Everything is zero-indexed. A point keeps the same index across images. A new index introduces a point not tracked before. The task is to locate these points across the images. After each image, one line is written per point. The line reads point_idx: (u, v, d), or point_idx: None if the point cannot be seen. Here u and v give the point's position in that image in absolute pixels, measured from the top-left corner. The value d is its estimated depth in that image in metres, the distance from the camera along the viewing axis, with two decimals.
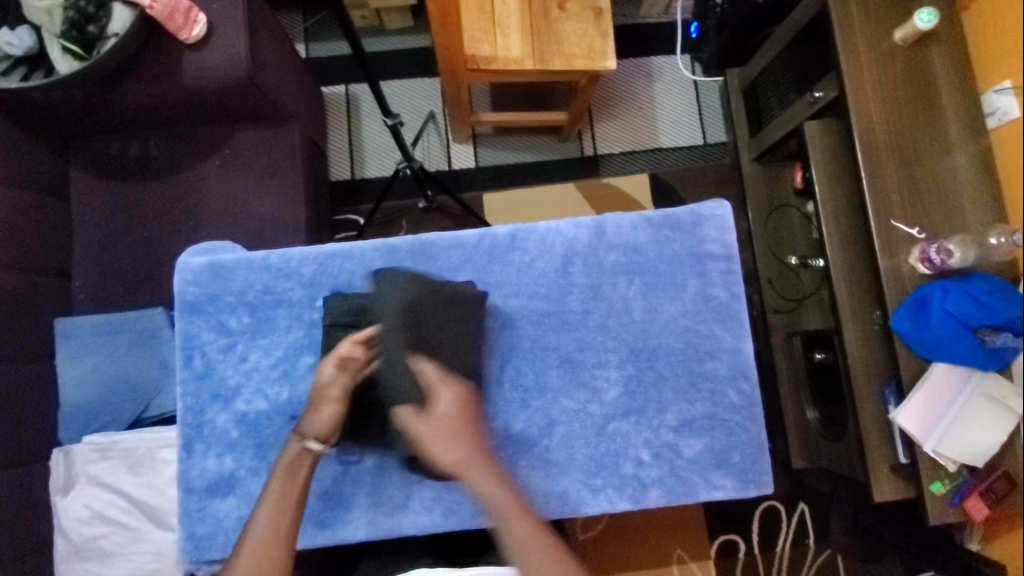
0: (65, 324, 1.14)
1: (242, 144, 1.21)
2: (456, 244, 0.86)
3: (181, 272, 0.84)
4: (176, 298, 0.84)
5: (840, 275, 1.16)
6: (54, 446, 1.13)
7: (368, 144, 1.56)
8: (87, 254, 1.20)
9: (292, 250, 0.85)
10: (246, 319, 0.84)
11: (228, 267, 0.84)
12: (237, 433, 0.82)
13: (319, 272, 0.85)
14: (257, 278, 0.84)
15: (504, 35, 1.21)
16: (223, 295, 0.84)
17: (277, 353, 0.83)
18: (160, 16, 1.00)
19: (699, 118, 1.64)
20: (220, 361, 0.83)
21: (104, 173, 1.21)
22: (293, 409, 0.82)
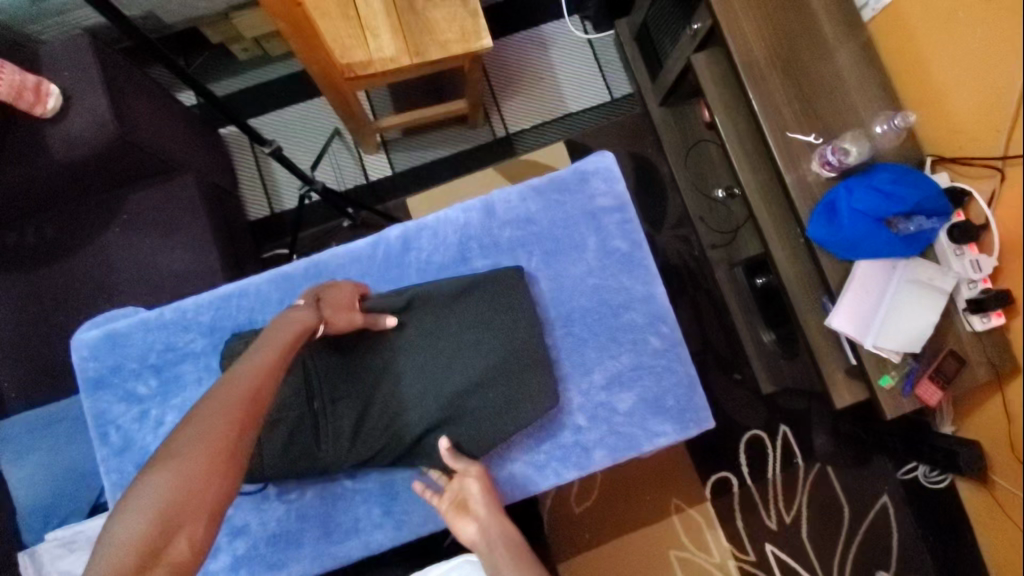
0: (1, 428, 1.11)
1: (139, 205, 1.19)
2: (351, 258, 0.85)
3: (76, 349, 0.82)
4: (78, 378, 0.82)
5: (756, 198, 1.17)
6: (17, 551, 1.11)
7: (279, 177, 1.53)
8: (7, 352, 1.17)
9: (186, 301, 0.83)
10: (153, 382, 0.82)
11: (123, 333, 0.82)
12: None
13: (218, 316, 0.83)
14: (156, 338, 0.83)
15: (374, 36, 1.19)
16: (125, 363, 0.82)
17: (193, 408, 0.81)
18: (8, 97, 0.96)
19: (601, 75, 1.63)
20: (137, 431, 0.81)
21: (4, 267, 1.17)
22: None
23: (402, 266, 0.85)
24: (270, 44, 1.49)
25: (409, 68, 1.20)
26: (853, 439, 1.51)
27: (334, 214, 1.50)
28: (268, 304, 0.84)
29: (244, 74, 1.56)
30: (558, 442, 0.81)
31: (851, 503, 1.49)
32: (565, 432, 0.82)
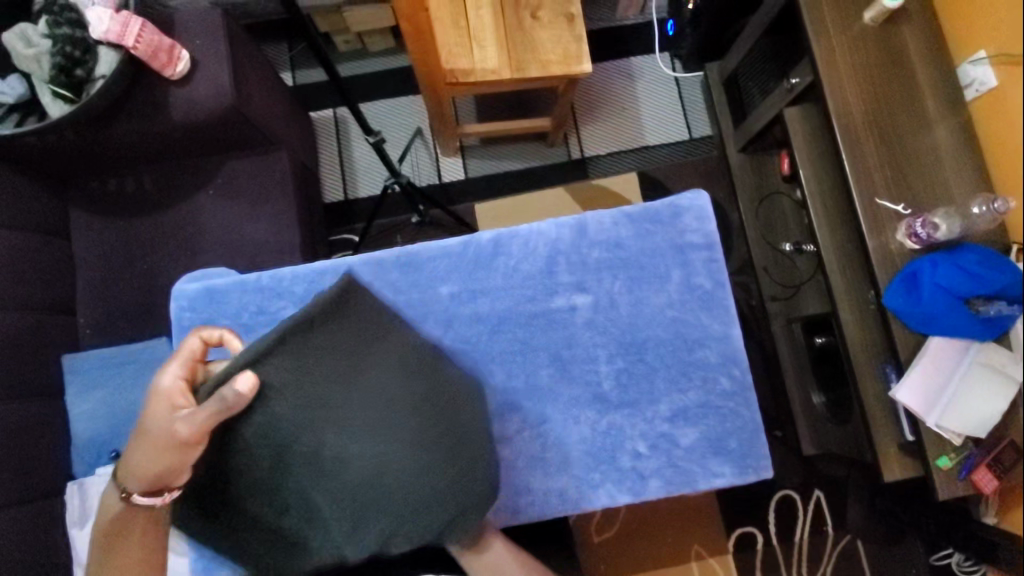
0: (74, 360, 1.17)
1: (234, 173, 1.25)
2: (442, 253, 0.88)
3: (176, 298, 0.86)
4: (173, 324, 0.86)
5: (831, 257, 1.17)
6: (66, 481, 1.15)
7: (359, 165, 1.59)
8: (92, 290, 1.23)
9: (282, 270, 0.87)
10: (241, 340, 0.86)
11: (221, 291, 0.87)
12: None
13: (310, 289, 0.87)
14: (250, 300, 0.87)
15: (479, 47, 1.24)
16: (217, 318, 0.86)
17: None
18: (145, 55, 1.03)
19: (683, 113, 1.65)
20: None
21: (102, 211, 1.24)
22: None
23: (489, 269, 0.87)
24: (372, 39, 1.56)
25: (508, 81, 1.25)
26: (888, 516, 1.47)
27: (405, 208, 1.55)
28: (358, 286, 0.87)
29: (341, 63, 1.63)
30: (615, 465, 0.82)
31: None
32: (623, 456, 0.82)
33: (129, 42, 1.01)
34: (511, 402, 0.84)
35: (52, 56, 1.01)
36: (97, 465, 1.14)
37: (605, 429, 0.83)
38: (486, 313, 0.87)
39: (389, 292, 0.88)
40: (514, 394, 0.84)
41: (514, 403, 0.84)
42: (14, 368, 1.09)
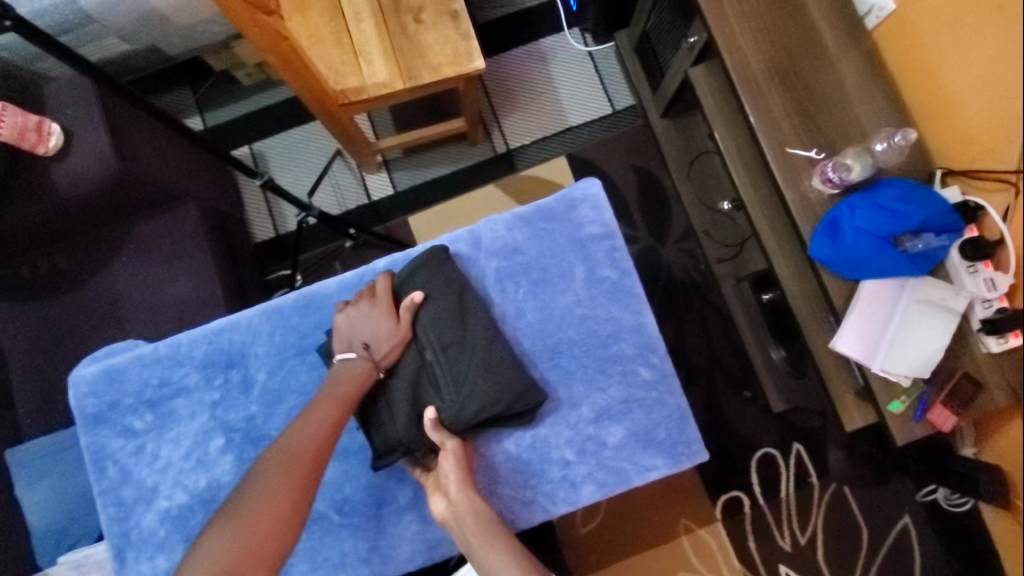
0: (15, 455, 1.15)
1: (146, 235, 1.22)
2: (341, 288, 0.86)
3: (75, 386, 0.83)
4: (76, 413, 0.83)
5: (758, 214, 1.14)
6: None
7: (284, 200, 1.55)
8: (22, 380, 1.21)
9: (179, 336, 0.84)
10: (148, 416, 0.83)
11: (120, 368, 0.84)
12: (164, 531, 0.80)
13: (210, 350, 0.84)
14: (150, 373, 0.83)
15: (367, 62, 1.20)
16: (121, 399, 0.83)
17: (187, 443, 0.82)
18: (11, 139, 1.00)
19: (603, 87, 1.61)
20: (135, 465, 0.82)
21: (20, 297, 1.21)
22: (212, 495, 0.80)
23: None
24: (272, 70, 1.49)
25: (402, 92, 1.21)
26: (870, 458, 1.45)
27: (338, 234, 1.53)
28: (260, 337, 0.84)
29: (247, 99, 1.58)
30: (546, 478, 0.80)
31: (869, 525, 1.43)
32: (553, 468, 0.80)
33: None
34: None
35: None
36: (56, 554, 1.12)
37: (530, 443, 0.81)
38: None
39: (294, 338, 0.84)
40: None
41: None
42: None
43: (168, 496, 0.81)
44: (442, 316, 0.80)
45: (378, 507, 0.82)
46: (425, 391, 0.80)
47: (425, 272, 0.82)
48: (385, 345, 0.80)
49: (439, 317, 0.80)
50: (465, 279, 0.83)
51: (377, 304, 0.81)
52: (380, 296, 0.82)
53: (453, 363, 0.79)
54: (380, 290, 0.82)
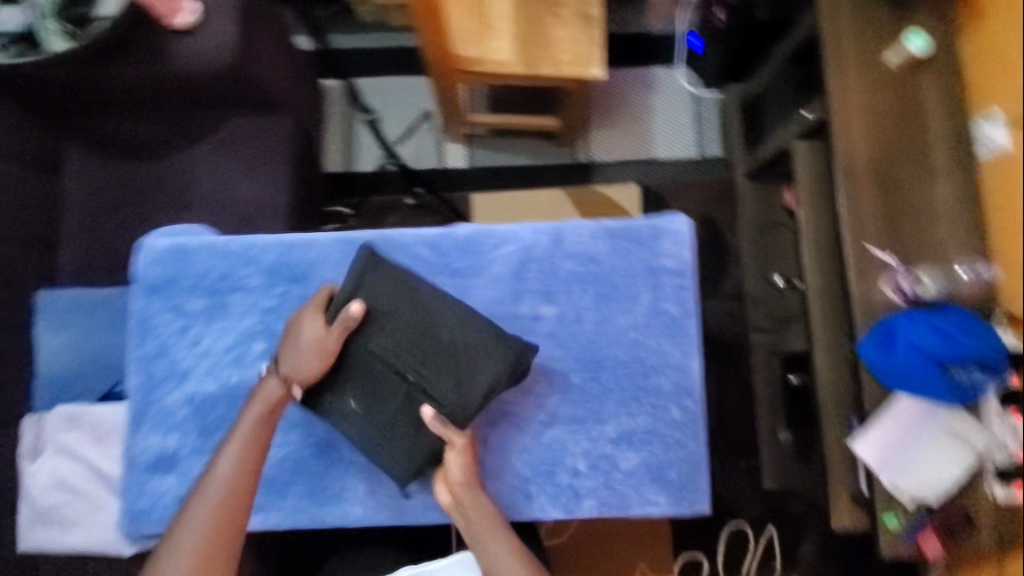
0: (47, 297, 1.17)
1: (235, 130, 1.24)
2: (417, 241, 0.85)
3: (145, 252, 0.85)
4: (138, 277, 0.86)
5: (816, 298, 1.15)
6: (24, 414, 1.16)
7: (366, 143, 1.60)
8: (76, 229, 1.24)
9: (254, 236, 0.86)
10: (202, 302, 0.84)
11: (191, 250, 0.85)
12: (184, 413, 0.82)
13: (279, 260, 0.85)
14: (216, 263, 0.85)
15: (492, 37, 1.22)
16: (182, 278, 0.85)
17: (230, 338, 0.84)
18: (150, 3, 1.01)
19: (697, 132, 1.63)
20: (175, 343, 0.84)
21: (99, 152, 1.24)
22: (240, 394, 0.83)
23: (465, 262, 0.85)
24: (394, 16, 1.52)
25: (517, 75, 1.22)
26: (840, 561, 1.46)
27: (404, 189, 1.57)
28: (329, 262, 0.86)
29: (360, 36, 1.62)
30: (553, 479, 0.82)
31: None
32: (563, 472, 0.82)
33: None
34: None
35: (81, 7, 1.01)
36: (59, 402, 1.15)
37: (548, 442, 0.82)
38: None
39: None
40: None
41: None
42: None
43: (197, 382, 0.83)
44: (405, 331, 0.78)
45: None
46: (405, 395, 0.78)
47: (369, 278, 0.80)
48: (309, 355, 0.77)
49: (403, 335, 0.78)
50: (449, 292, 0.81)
51: (308, 313, 0.79)
52: (311, 305, 0.79)
53: (429, 356, 0.78)
54: (313, 300, 0.80)
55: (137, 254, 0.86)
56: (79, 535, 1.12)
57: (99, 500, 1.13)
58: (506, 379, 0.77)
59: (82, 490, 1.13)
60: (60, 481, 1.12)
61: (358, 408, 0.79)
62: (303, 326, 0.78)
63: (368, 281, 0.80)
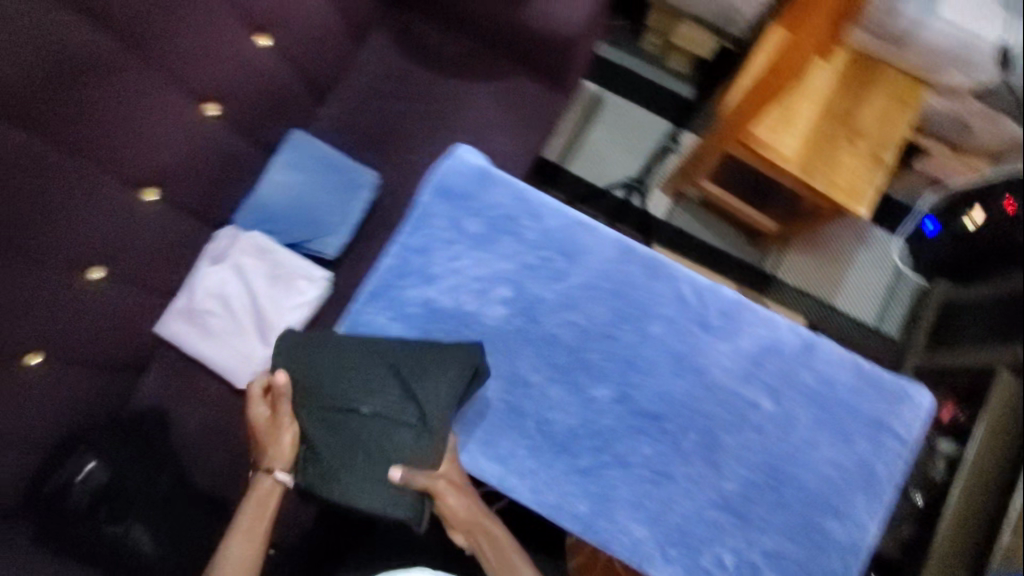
0: (299, 138, 1.26)
1: (521, 86, 1.35)
2: (687, 280, 0.86)
3: (456, 160, 0.90)
4: (436, 177, 0.90)
5: (953, 522, 1.13)
6: (224, 221, 1.23)
7: (601, 158, 1.66)
8: (347, 95, 1.36)
9: (550, 198, 0.89)
10: (479, 229, 0.88)
11: (493, 181, 0.89)
12: (414, 314, 0.86)
13: (560, 230, 0.88)
14: (507, 202, 0.88)
15: (786, 131, 1.24)
16: (473, 199, 0.89)
17: (485, 273, 0.87)
18: None
19: (883, 303, 1.61)
20: (439, 250, 0.87)
21: (402, 43, 1.36)
22: (468, 325, 0.85)
23: (716, 321, 0.85)
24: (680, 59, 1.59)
25: (789, 175, 1.24)
26: None
27: (600, 209, 1.61)
28: (601, 255, 0.87)
29: (635, 58, 1.68)
30: (694, 557, 0.81)
31: None
32: (706, 556, 0.81)
33: None
34: (643, 434, 0.83)
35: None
36: (254, 229, 1.23)
37: (706, 520, 0.82)
38: (681, 355, 0.85)
39: (620, 278, 0.87)
40: (651, 433, 0.83)
41: (649, 437, 0.83)
42: (264, 113, 1.20)
43: (437, 288, 0.86)
44: (362, 372, 0.81)
45: (557, 450, 0.83)
46: (360, 430, 0.80)
47: (305, 350, 0.83)
48: (263, 425, 0.85)
49: (360, 380, 0.81)
50: (444, 364, 0.80)
51: (258, 408, 0.85)
52: (257, 399, 0.86)
53: (376, 388, 0.81)
54: (256, 393, 0.86)
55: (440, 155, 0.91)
56: (216, 350, 1.19)
57: (247, 331, 1.20)
58: (463, 383, 0.80)
59: (237, 316, 1.20)
60: (224, 293, 1.20)
61: (329, 455, 0.80)
62: (258, 416, 0.86)
63: (321, 347, 0.83)
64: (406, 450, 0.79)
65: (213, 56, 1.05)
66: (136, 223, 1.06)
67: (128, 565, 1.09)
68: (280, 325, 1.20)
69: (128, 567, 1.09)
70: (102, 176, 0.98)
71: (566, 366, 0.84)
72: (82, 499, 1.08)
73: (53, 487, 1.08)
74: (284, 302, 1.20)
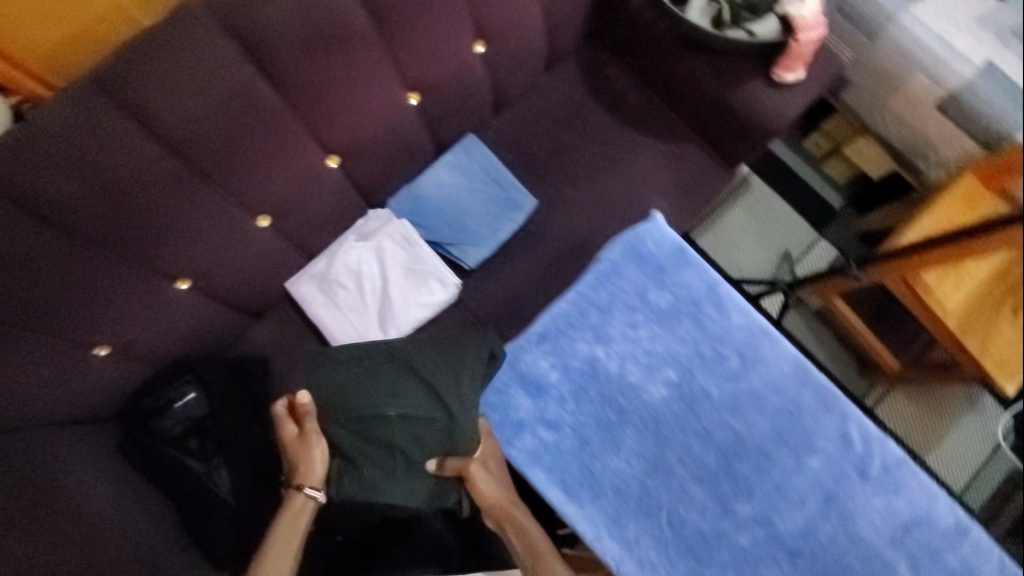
0: (473, 143, 1.27)
1: (691, 157, 1.32)
2: (851, 421, 0.96)
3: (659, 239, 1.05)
4: (640, 250, 1.04)
5: None
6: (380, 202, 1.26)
7: (731, 242, 1.65)
8: (520, 111, 1.34)
9: (739, 302, 1.02)
10: (668, 307, 1.01)
11: (688, 269, 1.04)
12: (588, 364, 1.00)
13: (742, 333, 1.00)
14: (699, 293, 1.02)
15: None
16: (669, 280, 1.03)
17: (662, 348, 1.00)
18: (790, 52, 1.02)
19: (976, 473, 1.53)
20: (625, 315, 1.01)
21: (589, 78, 1.35)
22: (636, 389, 0.98)
23: (868, 469, 0.94)
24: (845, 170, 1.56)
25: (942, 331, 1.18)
26: None
27: None
28: (776, 368, 0.98)
29: (795, 154, 1.67)
30: None
31: None
32: None
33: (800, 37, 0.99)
34: (775, 554, 0.91)
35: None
36: (403, 217, 1.23)
37: None
38: (825, 489, 0.94)
39: (787, 395, 0.97)
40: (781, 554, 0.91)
41: (779, 558, 0.91)
42: (449, 112, 1.20)
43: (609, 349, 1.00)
44: (388, 381, 1.00)
45: (692, 540, 0.92)
46: (395, 428, 0.97)
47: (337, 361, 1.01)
48: (291, 436, 0.99)
49: (385, 391, 0.99)
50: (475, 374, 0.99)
51: (287, 425, 0.99)
52: (285, 416, 1.00)
53: (401, 390, 0.99)
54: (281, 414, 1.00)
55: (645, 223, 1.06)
56: (335, 322, 1.20)
57: (368, 314, 1.20)
58: (481, 363, 0.99)
59: (364, 296, 1.21)
60: (359, 270, 1.20)
61: (363, 460, 0.98)
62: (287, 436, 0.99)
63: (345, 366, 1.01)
64: (436, 442, 0.98)
65: (434, 53, 1.06)
66: (314, 186, 1.08)
67: (208, 504, 1.08)
68: (401, 317, 1.20)
69: (207, 506, 1.08)
70: (301, 137, 1.00)
71: (717, 457, 0.95)
72: (174, 429, 1.10)
73: (150, 413, 1.10)
74: (410, 298, 1.20)
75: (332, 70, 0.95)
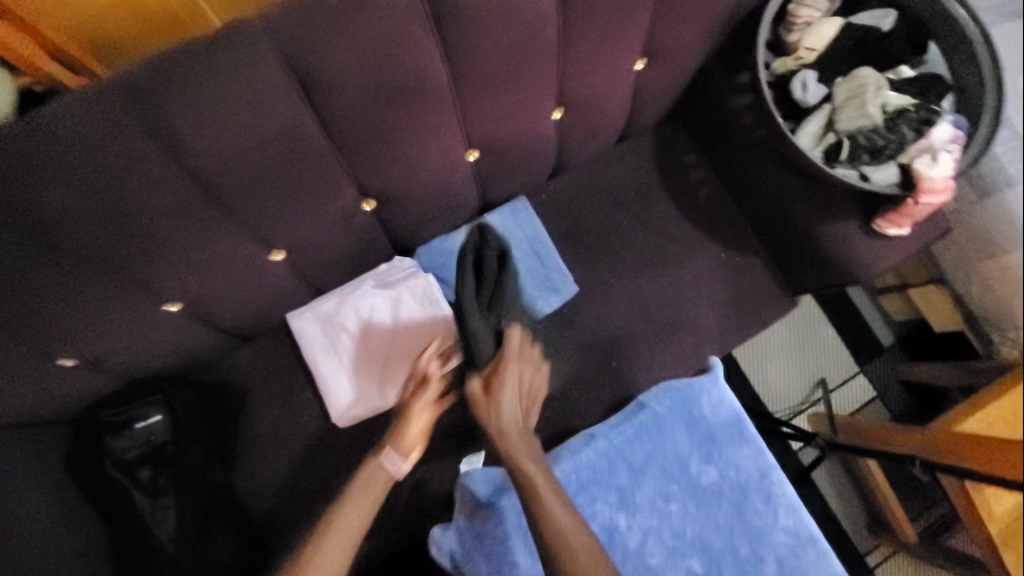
0: (522, 207, 1.16)
1: (754, 273, 1.19)
2: None
3: (720, 404, 1.05)
4: (699, 412, 1.03)
5: None
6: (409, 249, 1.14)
7: (769, 359, 1.53)
8: (580, 180, 1.21)
9: (787, 492, 1.02)
10: (713, 479, 1.01)
11: (744, 442, 1.04)
12: (611, 527, 0.96)
13: (783, 530, 1.00)
14: (749, 472, 1.02)
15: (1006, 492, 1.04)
16: (720, 453, 1.03)
17: (698, 525, 0.99)
18: (905, 210, 0.90)
19: None
20: (666, 481, 1.00)
21: (662, 161, 1.22)
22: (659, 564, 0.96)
23: None
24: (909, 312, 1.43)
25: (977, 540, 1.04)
26: None
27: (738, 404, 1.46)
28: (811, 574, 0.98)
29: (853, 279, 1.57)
30: None
31: None
32: None
33: (923, 198, 0.87)
34: None
35: (859, 134, 0.90)
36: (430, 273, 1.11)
37: None
38: None
39: None
40: None
41: None
42: (505, 172, 1.07)
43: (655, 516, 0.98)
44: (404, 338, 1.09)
45: None
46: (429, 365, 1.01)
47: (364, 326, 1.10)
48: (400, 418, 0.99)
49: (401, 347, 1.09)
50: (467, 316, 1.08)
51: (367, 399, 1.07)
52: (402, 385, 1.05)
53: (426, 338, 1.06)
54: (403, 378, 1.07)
55: (704, 383, 1.05)
56: (331, 373, 1.09)
57: (369, 372, 1.09)
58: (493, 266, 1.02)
59: (369, 351, 1.09)
60: (369, 319, 1.09)
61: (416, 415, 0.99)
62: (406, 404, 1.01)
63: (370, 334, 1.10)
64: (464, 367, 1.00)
65: (507, 114, 0.94)
66: (339, 227, 0.96)
67: (143, 550, 0.96)
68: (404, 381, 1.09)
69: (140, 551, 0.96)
70: (337, 178, 0.87)
71: None
72: (130, 453, 0.99)
73: (106, 431, 0.99)
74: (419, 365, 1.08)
75: (390, 117, 0.83)
